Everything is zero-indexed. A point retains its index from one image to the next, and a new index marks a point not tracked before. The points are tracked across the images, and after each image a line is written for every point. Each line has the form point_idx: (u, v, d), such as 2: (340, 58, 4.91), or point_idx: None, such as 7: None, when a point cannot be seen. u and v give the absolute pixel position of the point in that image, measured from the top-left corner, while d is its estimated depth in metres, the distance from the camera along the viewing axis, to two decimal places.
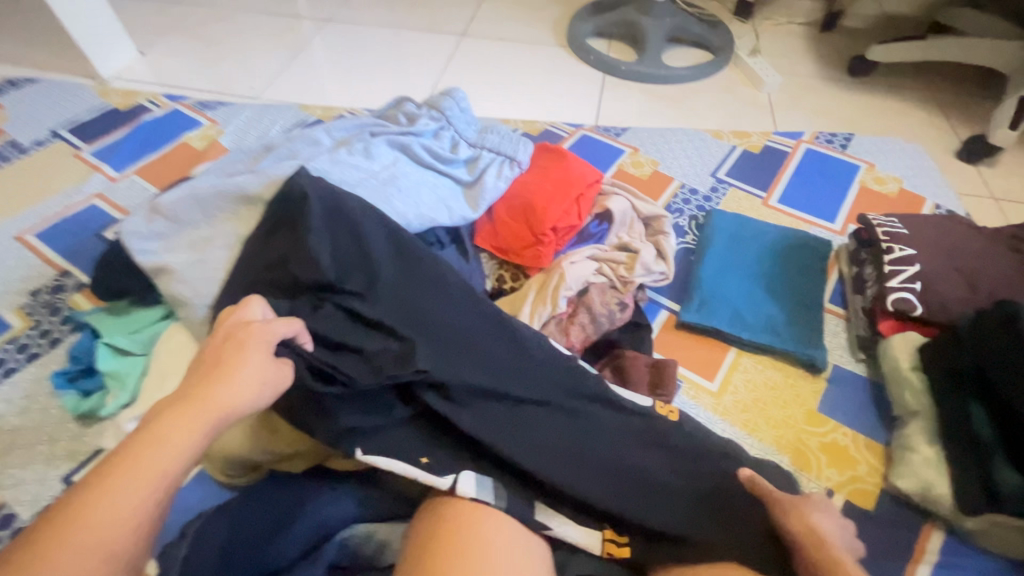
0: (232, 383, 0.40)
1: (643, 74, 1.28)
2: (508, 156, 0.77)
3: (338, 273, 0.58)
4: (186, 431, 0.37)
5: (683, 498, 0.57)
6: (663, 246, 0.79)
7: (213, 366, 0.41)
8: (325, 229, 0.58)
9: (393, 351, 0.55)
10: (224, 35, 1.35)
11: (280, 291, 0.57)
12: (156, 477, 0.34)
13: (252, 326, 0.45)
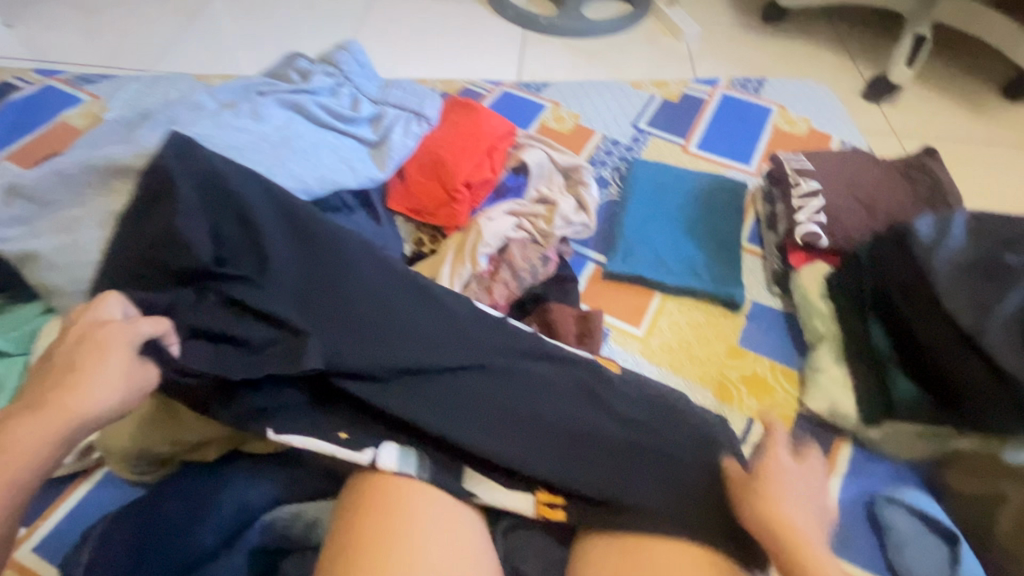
0: (79, 393, 0.42)
1: (564, 26, 1.35)
2: (414, 112, 0.71)
3: (219, 255, 0.52)
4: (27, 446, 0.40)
5: (625, 455, 0.52)
6: (583, 197, 0.76)
7: (64, 372, 0.43)
8: (198, 208, 0.52)
9: (283, 340, 0.51)
10: (114, 10, 1.34)
11: (155, 273, 0.52)
12: (3, 488, 0.38)
13: (109, 326, 0.45)
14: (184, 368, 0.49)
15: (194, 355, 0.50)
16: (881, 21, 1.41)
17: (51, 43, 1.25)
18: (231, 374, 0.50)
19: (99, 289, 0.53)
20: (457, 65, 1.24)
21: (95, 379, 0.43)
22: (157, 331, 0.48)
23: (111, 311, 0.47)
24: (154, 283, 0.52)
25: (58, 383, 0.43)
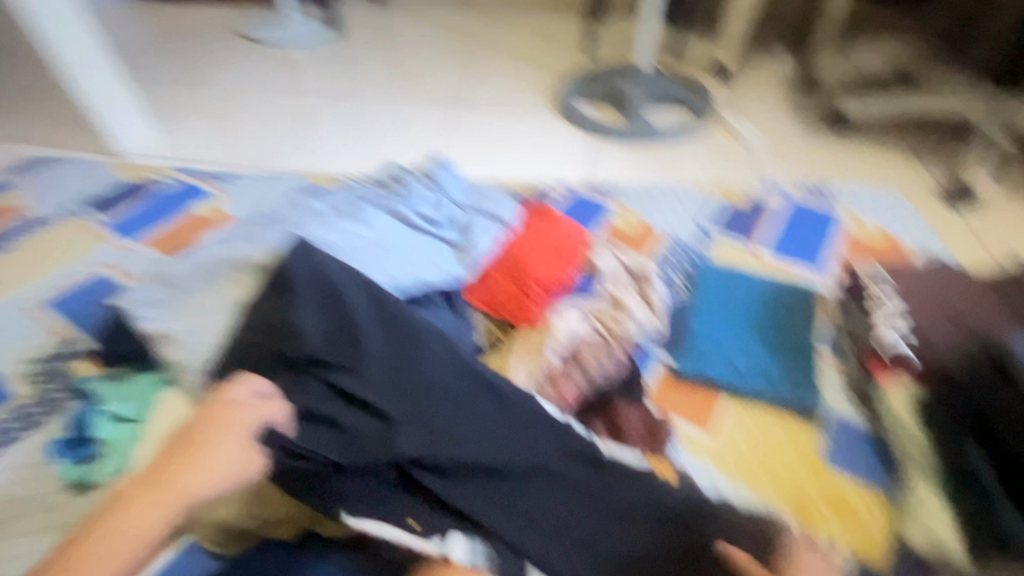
0: (195, 471, 0.53)
1: (630, 132, 1.45)
2: (496, 218, 0.81)
3: (324, 346, 0.59)
4: (154, 506, 0.52)
5: (658, 561, 0.55)
6: (648, 295, 0.81)
7: (193, 450, 0.54)
8: (314, 304, 0.61)
9: (372, 428, 0.56)
10: (242, 119, 1.59)
11: (269, 358, 0.59)
12: (135, 540, 0.50)
13: (235, 411, 0.55)
14: (293, 447, 0.55)
15: (301, 437, 0.55)
16: (951, 130, 1.43)
17: (191, 146, 1.49)
18: (329, 455, 0.55)
19: (223, 371, 0.61)
20: (529, 169, 1.36)
21: (212, 462, 0.54)
22: (279, 418, 0.55)
23: (246, 392, 0.56)
24: (267, 367, 0.59)
25: (185, 456, 0.54)
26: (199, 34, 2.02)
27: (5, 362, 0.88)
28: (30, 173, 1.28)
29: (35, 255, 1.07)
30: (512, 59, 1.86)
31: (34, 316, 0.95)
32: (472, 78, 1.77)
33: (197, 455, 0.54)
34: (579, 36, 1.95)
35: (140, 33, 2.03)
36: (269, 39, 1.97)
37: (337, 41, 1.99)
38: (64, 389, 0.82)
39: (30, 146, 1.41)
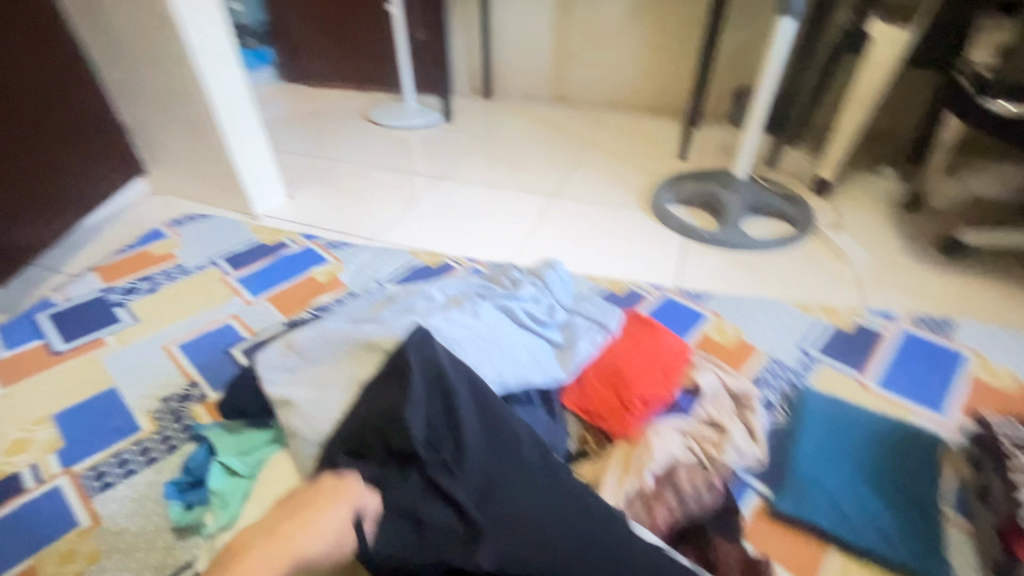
0: (306, 532, 0.55)
1: (723, 239, 1.45)
2: (600, 324, 0.81)
3: (428, 442, 0.62)
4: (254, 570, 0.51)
5: None
6: (751, 422, 0.79)
7: (298, 520, 0.56)
8: (422, 399, 0.64)
9: (460, 535, 0.57)
10: (360, 191, 1.78)
11: (379, 443, 0.63)
12: None
13: (347, 485, 0.59)
14: (381, 552, 0.57)
15: (393, 537, 0.57)
16: None
17: (314, 212, 1.67)
18: (419, 560, 0.56)
19: (336, 447, 0.66)
20: (619, 266, 1.40)
21: (321, 526, 0.55)
22: (368, 505, 0.58)
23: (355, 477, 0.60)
24: (377, 453, 0.63)
25: (293, 520, 0.56)
26: (332, 115, 2.33)
27: (135, 394, 0.98)
28: (182, 225, 1.48)
29: (176, 299, 1.21)
30: (606, 157, 1.96)
31: (166, 355, 1.07)
32: (568, 172, 1.89)
33: (301, 525, 0.55)
34: (672, 142, 2.04)
35: (284, 111, 2.36)
36: (389, 122, 2.22)
37: (448, 128, 2.21)
38: (183, 432, 0.91)
39: (189, 203, 1.70)
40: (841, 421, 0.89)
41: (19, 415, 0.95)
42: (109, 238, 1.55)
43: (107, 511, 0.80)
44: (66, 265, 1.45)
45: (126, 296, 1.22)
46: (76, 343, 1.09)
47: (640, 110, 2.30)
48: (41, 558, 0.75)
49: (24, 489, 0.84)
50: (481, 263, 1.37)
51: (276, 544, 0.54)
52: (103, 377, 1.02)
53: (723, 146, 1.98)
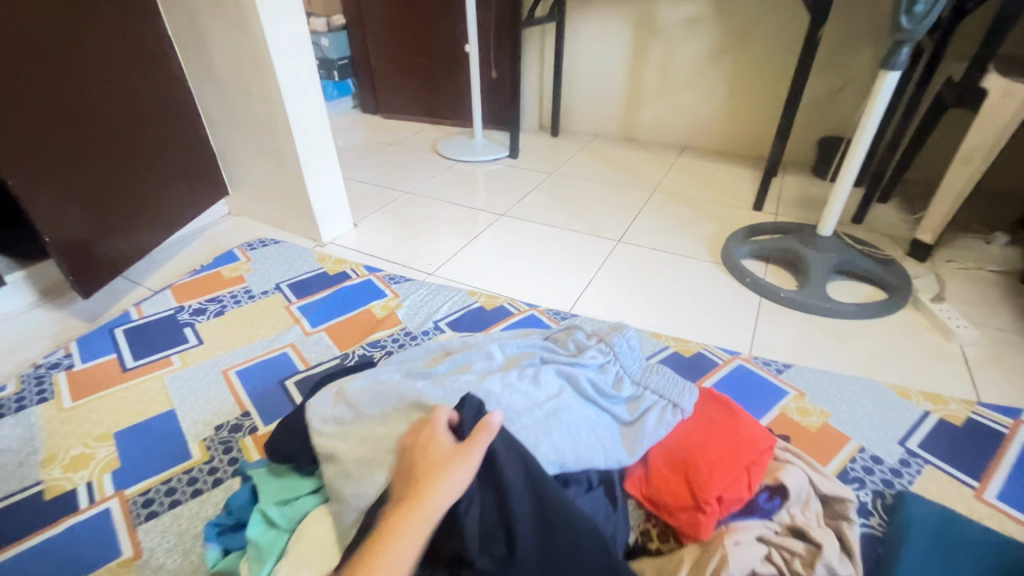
0: (438, 479, 0.55)
1: (804, 302, 1.34)
2: (671, 400, 0.73)
3: (479, 540, 0.55)
4: (410, 531, 0.50)
5: None
6: (847, 537, 0.67)
7: (428, 473, 0.55)
8: (475, 486, 0.58)
9: None
10: (422, 223, 1.80)
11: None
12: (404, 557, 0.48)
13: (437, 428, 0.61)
14: None
15: None
16: None
17: (377, 242, 1.70)
18: None
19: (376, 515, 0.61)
20: (686, 323, 1.31)
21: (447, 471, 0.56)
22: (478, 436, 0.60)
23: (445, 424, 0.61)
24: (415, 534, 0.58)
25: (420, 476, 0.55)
26: (402, 147, 2.40)
27: (191, 420, 1.00)
28: (254, 248, 1.54)
29: (240, 322, 1.24)
30: (675, 203, 1.89)
31: (224, 380, 1.08)
32: (634, 215, 1.83)
33: (436, 474, 0.55)
34: (747, 192, 1.94)
35: (359, 140, 2.46)
36: (457, 155, 2.26)
37: (513, 165, 2.21)
38: (231, 465, 0.91)
39: (265, 228, 1.78)
40: (956, 534, 0.75)
41: (83, 430, 0.98)
42: (188, 256, 1.64)
43: (149, 544, 0.79)
44: (147, 279, 1.53)
45: (194, 317, 1.26)
46: (145, 360, 1.13)
47: (713, 155, 2.21)
48: None
49: (77, 509, 0.85)
50: (539, 310, 1.32)
51: (416, 504, 0.52)
52: (164, 399, 1.04)
53: (804, 198, 1.86)
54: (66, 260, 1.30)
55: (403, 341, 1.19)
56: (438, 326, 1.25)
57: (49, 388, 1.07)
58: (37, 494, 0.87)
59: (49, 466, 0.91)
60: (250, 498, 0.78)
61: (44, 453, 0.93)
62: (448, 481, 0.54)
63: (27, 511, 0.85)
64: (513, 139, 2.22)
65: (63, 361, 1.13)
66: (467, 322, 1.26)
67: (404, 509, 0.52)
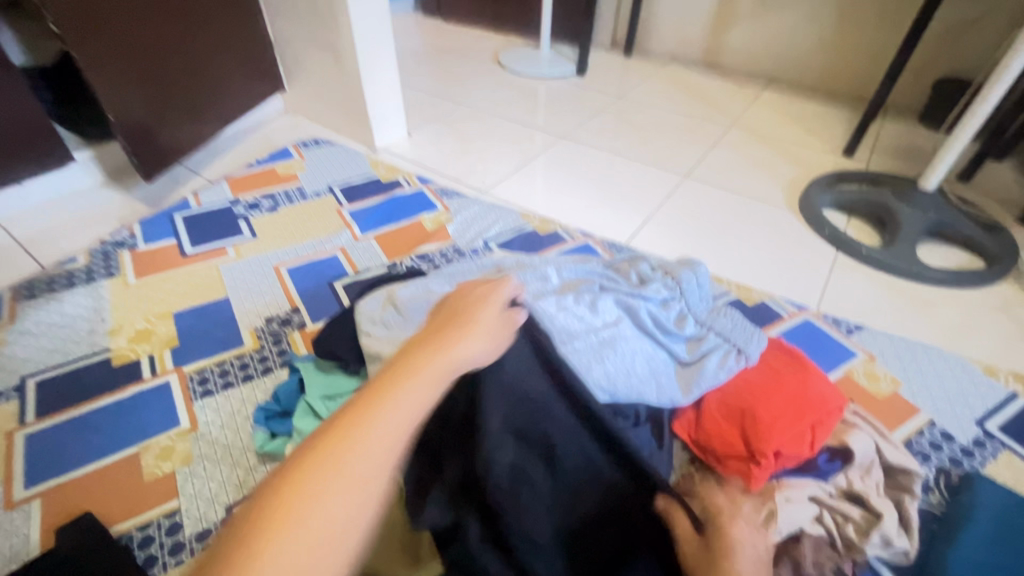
0: (460, 347, 0.45)
1: (887, 263, 1.22)
2: (736, 346, 0.68)
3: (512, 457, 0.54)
4: (427, 380, 0.41)
5: None
6: (907, 510, 0.63)
7: (457, 320, 0.48)
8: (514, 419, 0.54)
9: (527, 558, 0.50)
10: (478, 137, 1.72)
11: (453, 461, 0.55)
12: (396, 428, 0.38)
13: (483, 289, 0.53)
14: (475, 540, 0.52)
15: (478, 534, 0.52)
16: None
17: (430, 153, 1.64)
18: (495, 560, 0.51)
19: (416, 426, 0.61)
20: (751, 272, 1.22)
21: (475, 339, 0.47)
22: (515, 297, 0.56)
23: (502, 292, 0.54)
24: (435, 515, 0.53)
25: (447, 331, 0.47)
26: (462, 55, 2.26)
27: (245, 310, 1.02)
28: (308, 148, 1.51)
29: (293, 221, 1.24)
30: (754, 141, 1.71)
31: (276, 275, 1.10)
32: (705, 149, 1.68)
33: (467, 324, 0.48)
34: (838, 135, 1.74)
35: (418, 45, 2.33)
36: (520, 69, 2.10)
37: (579, 83, 2.05)
38: (280, 355, 0.94)
39: (320, 130, 1.74)
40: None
41: (146, 306, 1.02)
42: (243, 150, 1.63)
43: (204, 418, 0.84)
44: (205, 170, 1.54)
45: (249, 210, 1.27)
46: (202, 248, 1.16)
47: (806, 91, 1.97)
48: (144, 447, 0.80)
49: (140, 378, 0.90)
50: (595, 239, 1.25)
51: (443, 346, 0.45)
52: (220, 286, 1.07)
53: (906, 148, 1.64)
54: (131, 142, 1.31)
55: (451, 257, 1.16)
56: (488, 245, 1.20)
57: (116, 263, 1.12)
58: (106, 359, 0.93)
59: (116, 336, 0.97)
60: (297, 390, 0.80)
61: (110, 324, 0.99)
62: (480, 334, 0.48)
63: (98, 373, 0.90)
64: (582, 55, 2.04)
65: (127, 241, 1.17)
66: (519, 244, 1.22)
67: (413, 359, 0.43)
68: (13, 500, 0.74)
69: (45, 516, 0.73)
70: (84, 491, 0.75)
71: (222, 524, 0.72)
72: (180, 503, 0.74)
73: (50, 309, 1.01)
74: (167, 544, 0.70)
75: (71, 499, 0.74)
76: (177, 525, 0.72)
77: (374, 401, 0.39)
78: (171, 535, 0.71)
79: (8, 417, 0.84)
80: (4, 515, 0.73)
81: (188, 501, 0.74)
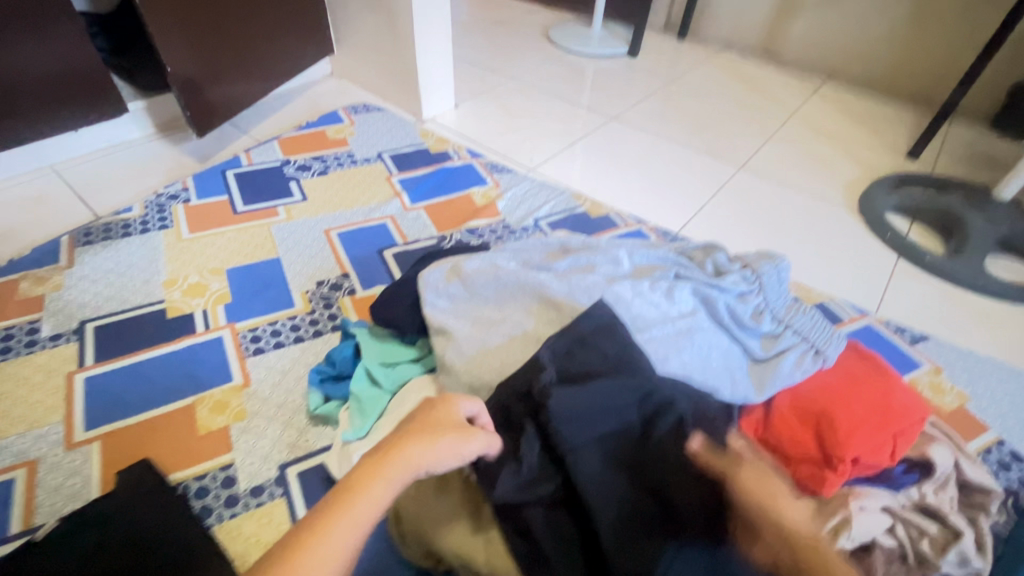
0: (413, 458, 0.46)
1: (952, 273, 1.17)
2: (813, 346, 0.67)
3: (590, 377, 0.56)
4: (379, 497, 0.43)
5: None
6: (982, 529, 0.60)
7: (420, 428, 0.48)
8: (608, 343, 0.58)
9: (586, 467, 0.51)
10: (527, 113, 1.68)
11: (537, 446, 0.53)
12: (344, 545, 0.41)
13: (446, 400, 0.52)
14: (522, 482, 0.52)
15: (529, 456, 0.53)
16: None
17: (478, 126, 1.61)
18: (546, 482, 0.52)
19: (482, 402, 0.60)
20: (807, 272, 1.18)
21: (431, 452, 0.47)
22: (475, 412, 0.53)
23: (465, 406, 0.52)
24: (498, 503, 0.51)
25: (409, 437, 0.47)
26: (512, 28, 2.20)
27: (296, 271, 1.02)
28: (357, 113, 1.49)
29: (342, 186, 1.23)
30: (813, 136, 1.64)
31: (326, 239, 1.09)
32: (762, 141, 1.61)
33: (424, 433, 0.48)
34: (904, 136, 1.65)
35: (465, 15, 2.27)
36: (569, 46, 2.04)
37: (631, 65, 1.98)
38: (330, 320, 0.93)
39: (368, 96, 1.72)
40: None
41: (199, 261, 1.02)
42: (291, 111, 1.62)
43: (256, 376, 0.85)
44: (253, 129, 1.53)
45: (299, 172, 1.26)
46: (253, 207, 1.15)
47: (870, 87, 1.88)
48: (198, 400, 0.81)
49: (193, 330, 0.90)
50: (647, 226, 1.21)
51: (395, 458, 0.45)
52: (271, 246, 1.07)
53: (976, 154, 1.56)
54: (184, 96, 1.29)
55: (501, 234, 1.14)
56: (538, 224, 1.18)
57: (169, 216, 1.12)
58: (160, 310, 0.93)
59: (169, 288, 0.97)
60: (352, 354, 0.79)
61: (165, 275, 0.99)
62: (440, 442, 0.47)
63: (153, 323, 0.91)
64: (636, 35, 1.97)
65: (181, 195, 1.17)
66: (570, 226, 1.19)
67: (363, 472, 0.44)
68: (73, 441, 0.76)
69: (105, 459, 0.74)
70: (142, 437, 0.76)
71: (275, 482, 0.73)
72: (234, 457, 0.75)
73: (107, 257, 1.02)
74: (222, 497, 0.71)
75: (129, 444, 0.76)
76: (231, 479, 0.73)
77: (314, 534, 0.40)
78: (226, 489, 0.72)
79: (68, 359, 0.85)
80: (65, 454, 0.74)
81: (242, 456, 0.75)
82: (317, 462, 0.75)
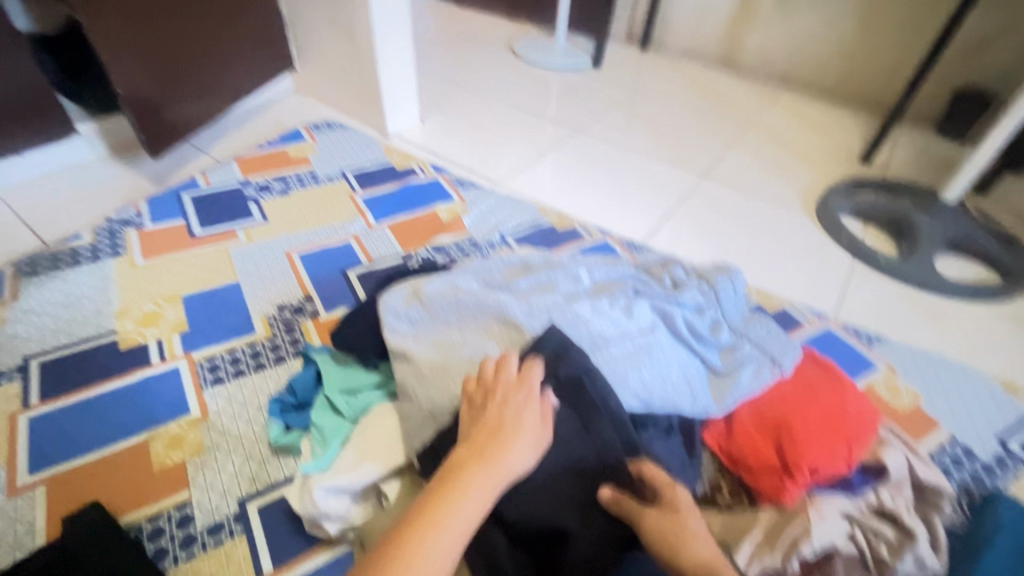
0: (511, 452, 0.49)
1: (905, 274, 1.21)
2: (771, 357, 0.69)
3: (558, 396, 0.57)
4: (488, 490, 0.46)
5: None
6: (936, 527, 0.61)
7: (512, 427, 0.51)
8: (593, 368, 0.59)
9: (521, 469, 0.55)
10: (493, 127, 1.69)
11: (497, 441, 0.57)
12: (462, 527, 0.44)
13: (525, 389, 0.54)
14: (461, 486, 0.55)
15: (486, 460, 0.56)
16: None
17: (443, 141, 1.61)
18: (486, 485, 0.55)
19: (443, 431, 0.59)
20: (767, 277, 1.21)
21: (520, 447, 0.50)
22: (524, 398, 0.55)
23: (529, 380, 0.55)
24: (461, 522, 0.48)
25: (503, 436, 0.50)
26: (476, 41, 2.21)
27: (255, 296, 0.99)
28: (320, 130, 1.46)
29: (305, 206, 1.21)
30: (771, 143, 1.69)
31: (288, 261, 1.07)
32: (722, 149, 1.65)
33: (527, 434, 0.51)
34: (856, 141, 1.71)
35: (430, 29, 2.28)
36: (533, 58, 2.06)
37: (594, 76, 2.01)
38: (292, 345, 0.91)
39: (332, 112, 1.70)
40: None
41: (154, 288, 0.99)
42: (251, 130, 1.59)
43: (215, 408, 0.82)
44: (212, 148, 1.50)
45: (259, 193, 1.23)
46: (211, 230, 1.12)
47: (824, 95, 1.94)
48: (153, 434, 0.78)
49: (147, 362, 0.87)
50: (612, 238, 1.22)
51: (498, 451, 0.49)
52: (229, 271, 1.04)
53: (923, 158, 1.63)
54: (137, 117, 1.27)
55: (467, 250, 1.14)
56: (505, 239, 1.18)
57: (122, 242, 1.08)
58: (112, 342, 0.90)
59: (123, 318, 0.94)
60: (314, 382, 0.78)
61: (117, 305, 0.96)
62: (528, 444, 0.50)
63: (103, 356, 0.88)
64: (598, 46, 2.00)
65: (134, 219, 1.13)
66: (537, 240, 1.19)
67: (475, 467, 0.48)
68: (16, 487, 0.72)
69: (51, 504, 0.70)
70: (92, 479, 0.73)
71: (234, 519, 0.70)
72: (192, 495, 0.72)
73: (54, 288, 0.98)
74: (179, 538, 0.68)
75: (77, 488, 0.72)
76: (188, 517, 0.70)
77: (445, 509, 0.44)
78: (182, 529, 0.69)
79: (12, 398, 0.81)
80: (8, 502, 0.71)
81: (200, 493, 0.72)
82: (278, 496, 0.72)
